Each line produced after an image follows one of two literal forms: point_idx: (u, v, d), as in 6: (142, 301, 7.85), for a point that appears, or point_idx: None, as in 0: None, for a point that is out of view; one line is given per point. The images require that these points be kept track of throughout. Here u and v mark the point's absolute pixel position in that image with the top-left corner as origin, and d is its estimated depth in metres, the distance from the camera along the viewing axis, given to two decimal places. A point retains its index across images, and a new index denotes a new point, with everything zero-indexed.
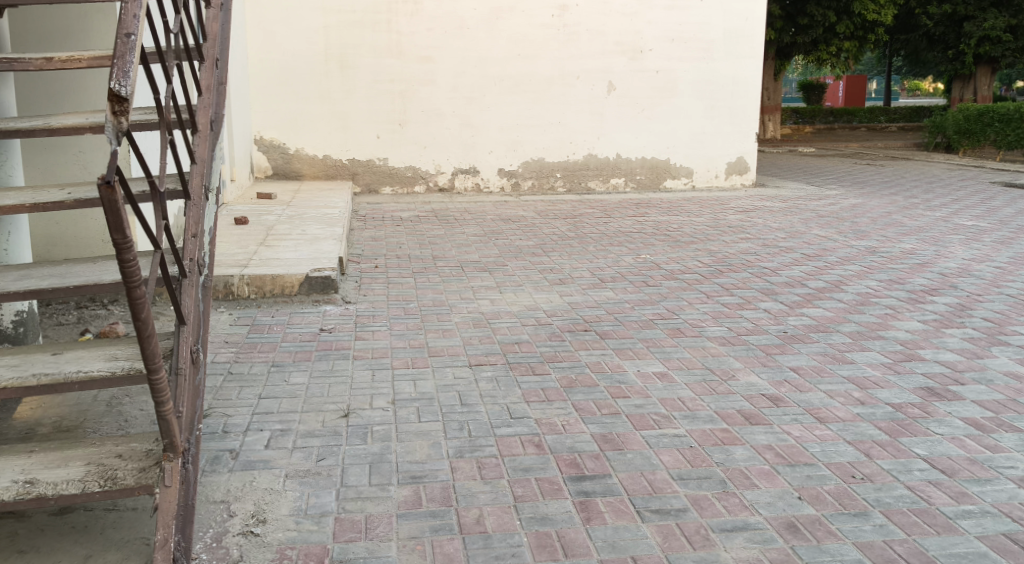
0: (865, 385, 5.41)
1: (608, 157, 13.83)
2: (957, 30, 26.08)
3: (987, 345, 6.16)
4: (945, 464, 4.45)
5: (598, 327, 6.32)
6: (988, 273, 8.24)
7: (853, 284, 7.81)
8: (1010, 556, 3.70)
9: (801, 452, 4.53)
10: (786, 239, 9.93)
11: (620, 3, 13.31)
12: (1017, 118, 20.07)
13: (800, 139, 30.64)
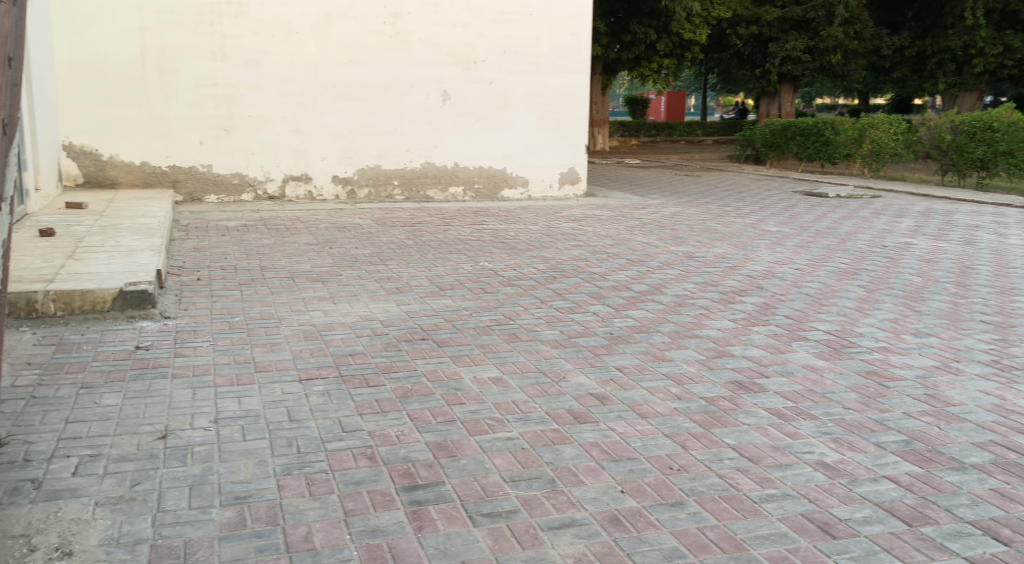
0: (682, 381, 5.69)
1: (445, 166, 13.88)
2: (763, 51, 27.97)
3: (789, 340, 6.60)
4: (752, 452, 4.74)
5: (434, 335, 6.33)
6: (792, 274, 8.84)
7: (673, 286, 8.19)
8: (807, 534, 3.98)
9: (624, 447, 4.70)
10: (614, 245, 10.27)
11: (452, 14, 13.46)
12: (814, 132, 21.47)
13: (628, 151, 31.94)
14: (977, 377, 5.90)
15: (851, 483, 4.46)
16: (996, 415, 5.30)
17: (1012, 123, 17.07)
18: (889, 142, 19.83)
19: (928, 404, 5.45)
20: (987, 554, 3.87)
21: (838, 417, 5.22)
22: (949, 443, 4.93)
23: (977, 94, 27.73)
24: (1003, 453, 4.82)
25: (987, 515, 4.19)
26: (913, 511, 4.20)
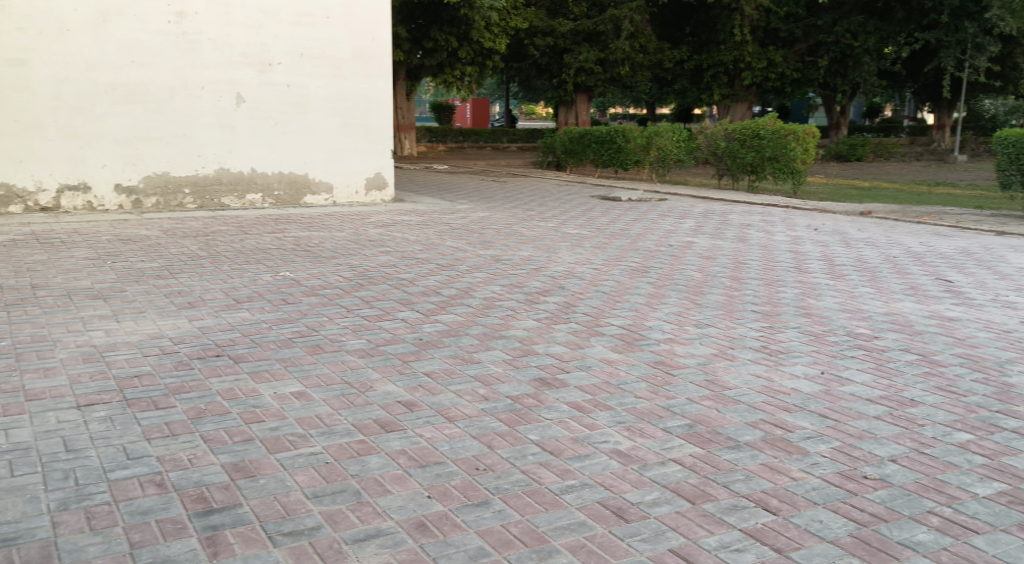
0: (488, 382, 5.76)
1: (241, 172, 13.37)
2: (559, 61, 28.90)
3: (587, 336, 6.84)
4: (554, 446, 4.87)
5: (232, 351, 6.08)
6: (591, 274, 9.17)
7: (480, 289, 8.29)
8: (604, 521, 4.14)
9: (431, 452, 4.70)
10: (422, 251, 10.26)
11: (244, 14, 13.03)
12: (608, 140, 22.54)
13: (435, 156, 32.16)
14: (750, 361, 6.36)
15: (643, 468, 4.69)
16: (767, 396, 5.74)
17: (775, 130, 18.29)
18: (672, 149, 20.87)
19: (709, 390, 5.81)
20: (760, 524, 4.20)
21: (632, 407, 5.46)
22: (727, 424, 5.29)
23: (747, 104, 29.98)
24: (772, 430, 5.24)
25: (758, 488, 4.55)
26: (697, 491, 4.48)
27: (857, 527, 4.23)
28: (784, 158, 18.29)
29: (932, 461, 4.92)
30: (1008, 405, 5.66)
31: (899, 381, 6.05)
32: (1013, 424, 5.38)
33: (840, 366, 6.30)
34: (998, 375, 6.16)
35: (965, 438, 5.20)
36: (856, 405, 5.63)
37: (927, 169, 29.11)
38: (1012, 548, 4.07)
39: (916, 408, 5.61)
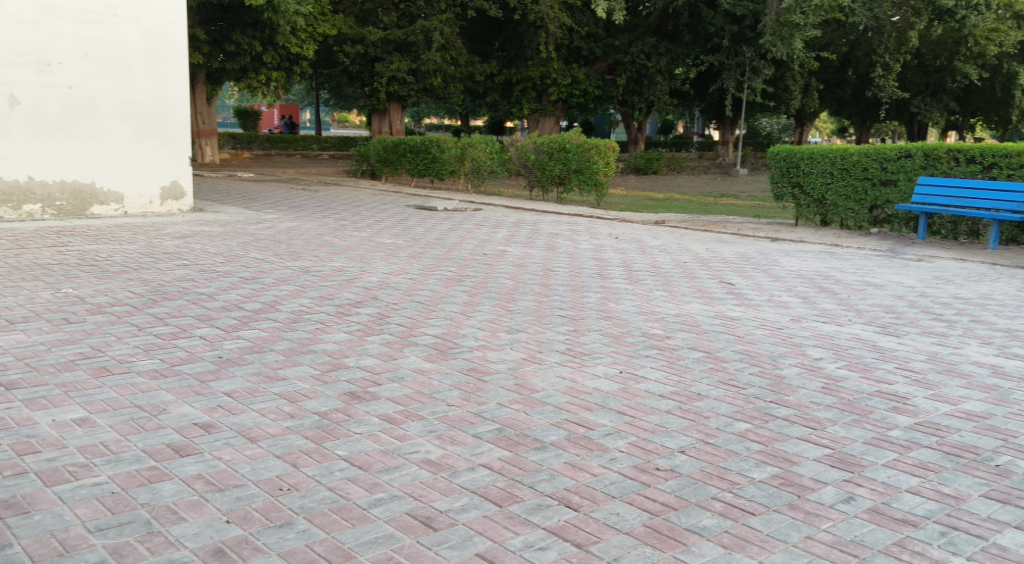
0: (294, 398, 5.61)
1: (17, 181, 12.33)
2: (370, 69, 28.46)
3: (399, 347, 6.80)
4: (362, 460, 4.80)
5: (5, 377, 5.60)
6: (404, 284, 9.13)
7: (287, 303, 8.06)
8: (412, 531, 4.13)
9: (230, 475, 4.52)
10: (224, 264, 9.87)
11: (18, 9, 12.05)
12: (422, 150, 22.63)
13: (240, 164, 31.02)
14: (556, 364, 6.54)
15: (452, 475, 4.71)
16: (571, 396, 5.92)
17: (580, 144, 19.00)
18: (486, 161, 21.07)
19: (517, 393, 5.92)
20: (563, 521, 4.33)
21: (441, 415, 5.48)
22: (533, 426, 5.41)
23: (554, 118, 30.61)
24: (576, 429, 5.41)
25: (562, 486, 4.69)
26: (503, 494, 4.55)
27: (650, 517, 4.46)
28: (588, 171, 18.94)
29: (716, 450, 5.26)
30: (781, 395, 6.14)
31: (688, 376, 6.41)
32: (786, 412, 5.85)
33: (637, 365, 6.60)
34: (773, 368, 6.67)
35: (745, 427, 5.59)
36: (651, 401, 5.91)
37: (713, 181, 31.04)
38: (783, 526, 4.43)
39: (703, 402, 5.97)
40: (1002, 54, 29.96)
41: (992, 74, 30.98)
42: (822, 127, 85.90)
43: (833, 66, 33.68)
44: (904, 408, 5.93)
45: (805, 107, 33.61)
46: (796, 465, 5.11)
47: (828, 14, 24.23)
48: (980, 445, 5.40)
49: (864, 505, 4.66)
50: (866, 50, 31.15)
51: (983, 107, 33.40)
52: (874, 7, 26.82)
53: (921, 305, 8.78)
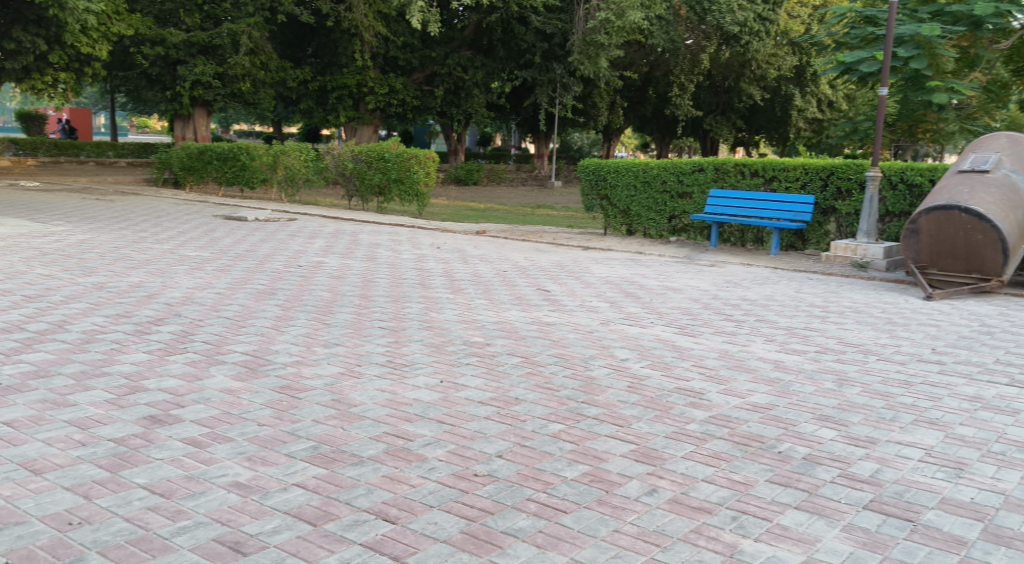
0: (86, 426, 5.25)
1: None
2: (171, 72, 27.14)
3: (206, 366, 6.52)
4: (163, 487, 4.57)
5: None
6: (211, 299, 8.76)
7: (78, 322, 7.55)
8: (219, 558, 3.98)
9: (12, 513, 4.20)
10: (4, 281, 9.11)
11: None
12: (230, 157, 21.83)
13: (25, 172, 28.75)
14: (374, 377, 6.47)
15: (263, 497, 4.57)
16: (390, 408, 5.87)
17: (398, 154, 18.91)
18: (300, 169, 20.77)
19: (333, 408, 5.82)
20: (379, 535, 4.29)
21: (252, 435, 5.29)
22: (350, 440, 5.33)
23: (373, 127, 30.53)
24: (393, 441, 5.37)
25: (378, 500, 4.65)
26: (318, 512, 4.46)
27: (467, 523, 4.50)
28: (408, 181, 18.89)
29: (530, 453, 5.38)
30: (591, 395, 6.36)
31: (506, 382, 6.52)
32: (596, 412, 6.06)
33: (456, 374, 6.64)
34: (585, 370, 6.90)
35: (558, 428, 5.75)
36: (469, 408, 5.97)
37: (529, 193, 31.74)
38: (592, 522, 4.60)
39: (519, 406, 6.08)
40: (781, 77, 32.30)
41: (773, 95, 32.99)
42: (626, 143, 89.53)
43: (636, 85, 35.16)
44: (700, 403, 6.30)
45: (611, 122, 35.03)
46: (604, 462, 5.31)
47: (629, 35, 25.25)
48: (766, 434, 5.82)
49: (666, 496, 4.92)
50: (664, 70, 32.42)
51: (766, 125, 35.93)
52: (670, 30, 28.69)
53: (715, 307, 9.36)
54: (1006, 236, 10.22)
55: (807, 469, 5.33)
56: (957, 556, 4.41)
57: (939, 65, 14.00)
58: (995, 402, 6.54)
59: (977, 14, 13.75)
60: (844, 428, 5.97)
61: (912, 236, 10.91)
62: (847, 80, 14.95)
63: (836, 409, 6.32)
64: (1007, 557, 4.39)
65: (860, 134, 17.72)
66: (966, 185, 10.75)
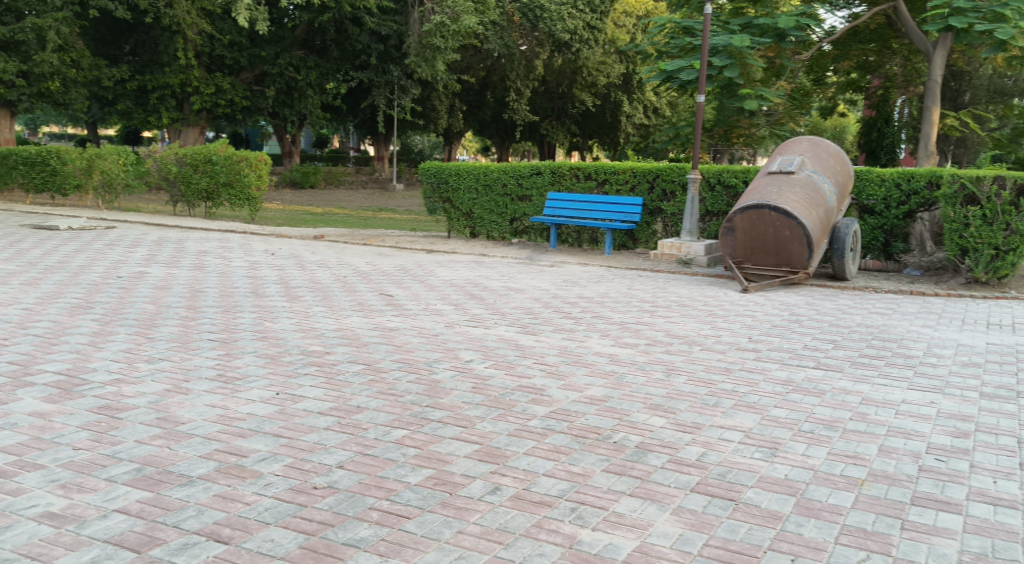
0: None
1: None
2: None
3: (11, 389, 6.00)
4: None
5: None
6: (18, 316, 8.11)
7: None
8: None
9: None
10: None
11: None
12: (39, 161, 20.42)
13: None
14: (204, 392, 6.15)
15: (79, 526, 4.26)
16: (221, 424, 5.60)
17: (228, 156, 18.18)
18: (119, 174, 19.47)
19: (158, 428, 5.48)
20: (211, 557, 4.09)
21: (67, 461, 4.92)
22: (178, 460, 5.03)
23: (199, 129, 29.29)
24: (226, 458, 5.12)
25: (211, 520, 4.41)
26: (142, 538, 4.20)
27: (306, 537, 4.34)
28: (239, 185, 18.26)
29: (372, 461, 5.25)
30: (434, 398, 6.29)
31: (346, 391, 6.34)
32: (439, 415, 5.99)
33: (293, 385, 6.40)
34: (428, 374, 6.81)
35: (401, 434, 5.64)
36: (307, 420, 5.77)
37: (370, 197, 31.37)
38: (436, 525, 4.56)
39: (360, 414, 5.93)
40: (610, 84, 33.21)
41: (604, 101, 33.92)
42: (466, 146, 89.71)
43: (474, 89, 35.25)
44: (541, 399, 6.35)
45: (451, 125, 35.03)
46: (448, 464, 5.26)
47: (465, 39, 25.08)
48: (602, 425, 5.93)
49: (508, 493, 4.94)
50: (500, 75, 32.62)
51: (598, 130, 36.93)
52: (505, 36, 28.61)
53: (555, 305, 9.49)
54: (811, 232, 10.86)
55: (640, 457, 5.47)
56: (774, 530, 4.67)
57: (749, 74, 14.69)
58: (805, 384, 6.94)
59: (781, 27, 14.50)
60: (673, 415, 6.16)
61: (729, 233, 11.37)
62: (668, 87, 15.46)
63: (665, 397, 6.52)
64: (818, 528, 4.70)
65: (681, 138, 18.43)
66: (775, 185, 11.35)
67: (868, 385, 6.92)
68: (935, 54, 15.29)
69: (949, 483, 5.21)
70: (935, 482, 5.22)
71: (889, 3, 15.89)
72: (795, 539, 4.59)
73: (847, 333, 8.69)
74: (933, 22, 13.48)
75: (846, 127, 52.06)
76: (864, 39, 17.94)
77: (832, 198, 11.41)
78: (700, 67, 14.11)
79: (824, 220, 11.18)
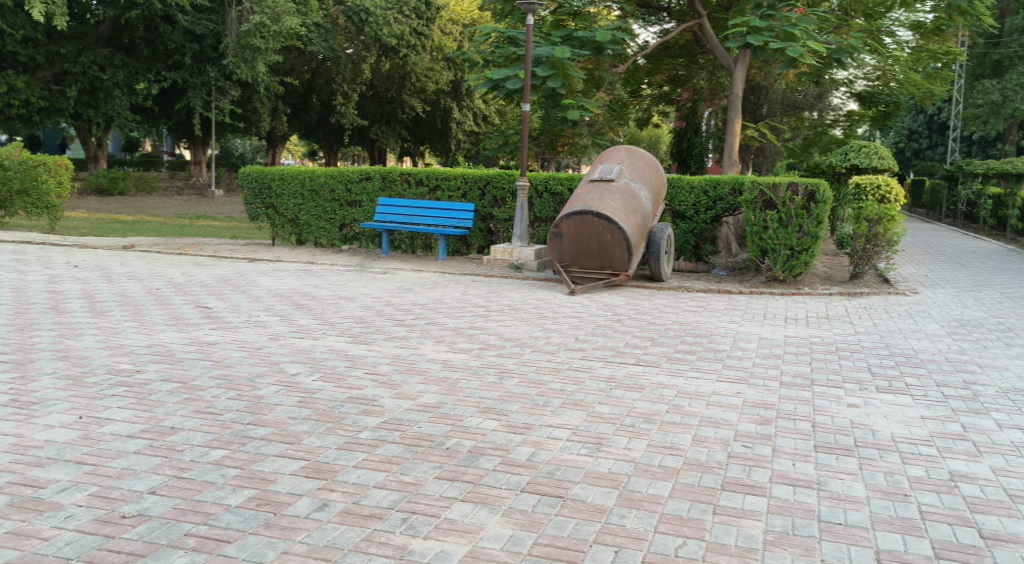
0: None
1: None
2: None
3: None
4: None
5: None
6: None
7: None
8: None
9: None
10: None
11: None
12: None
13: None
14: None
15: None
16: (15, 454, 5.15)
17: (22, 161, 16.83)
18: None
19: None
20: None
21: None
22: None
23: None
24: (20, 491, 4.71)
25: None
26: None
27: None
28: (35, 192, 16.99)
29: (189, 484, 4.95)
30: (258, 415, 6.01)
31: (159, 411, 5.97)
32: (262, 432, 5.74)
33: (99, 408, 5.96)
34: (251, 390, 6.51)
35: (221, 454, 5.36)
36: (115, 444, 5.37)
37: (187, 203, 29.97)
38: (258, 547, 4.37)
39: (175, 435, 5.60)
40: (439, 91, 33.23)
41: (432, 107, 33.93)
42: (292, 150, 87.07)
43: (297, 92, 34.20)
44: (372, 410, 6.20)
45: (274, 129, 34.01)
46: (272, 483, 5.04)
47: (287, 39, 24.26)
48: (435, 432, 5.85)
49: (336, 509, 4.79)
50: (326, 78, 31.90)
51: (429, 136, 36.88)
52: (329, 38, 28.23)
53: (387, 313, 9.34)
54: (631, 236, 11.24)
55: (471, 461, 5.43)
56: (599, 524, 4.75)
57: (570, 84, 15.15)
58: (627, 380, 7.13)
59: (598, 40, 14.95)
60: (504, 417, 6.17)
61: (556, 239, 11.57)
62: (495, 95, 15.59)
63: (498, 400, 6.52)
64: (639, 519, 4.82)
65: (509, 147, 18.30)
66: (596, 192, 11.66)
67: (683, 379, 7.19)
68: (736, 70, 16.11)
69: (755, 467, 5.47)
70: (742, 467, 5.47)
71: (695, 21, 16.68)
72: (618, 531, 4.69)
73: (664, 330, 9.03)
74: (733, 40, 14.23)
75: (661, 138, 54.61)
76: (674, 55, 18.86)
77: (648, 204, 11.86)
78: (523, 76, 14.34)
79: (642, 225, 11.60)
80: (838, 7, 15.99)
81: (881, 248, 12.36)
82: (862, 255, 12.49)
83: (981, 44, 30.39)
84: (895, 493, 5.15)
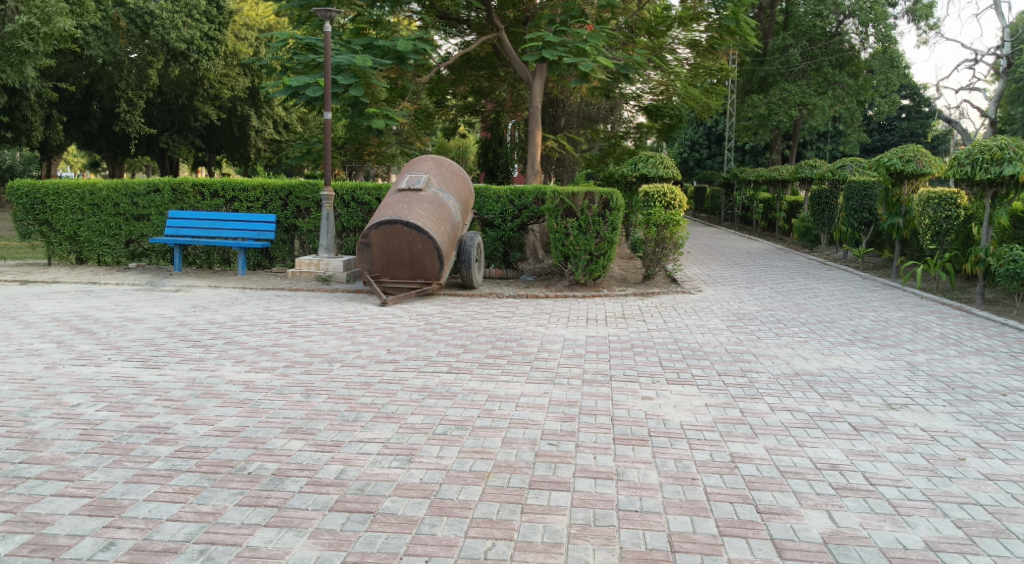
0: None
1: None
2: None
3: None
4: None
5: None
6: None
7: None
8: None
9: None
10: None
11: None
12: None
13: None
14: None
15: None
16: None
17: None
18: None
19: None
20: None
21: None
22: None
23: None
24: None
25: None
26: None
27: None
28: None
29: None
30: (32, 452, 5.55)
31: None
32: (37, 470, 5.31)
33: None
34: (23, 425, 6.01)
35: None
36: None
37: None
38: None
39: None
40: (236, 97, 32.04)
41: (228, 115, 32.68)
42: (68, 160, 80.93)
43: (75, 98, 31.77)
44: (164, 438, 5.86)
45: (49, 139, 31.35)
46: (49, 526, 4.68)
47: (59, 42, 22.56)
48: (235, 457, 5.61)
49: (124, 547, 4.52)
50: (107, 83, 29.77)
51: (226, 145, 35.43)
52: (109, 42, 26.28)
53: (181, 334, 8.88)
54: (441, 246, 11.29)
55: (276, 484, 5.24)
56: (409, 535, 4.72)
57: (373, 93, 15.00)
58: (438, 389, 7.13)
59: (399, 50, 14.85)
60: (311, 437, 6.00)
61: (365, 249, 11.39)
62: (294, 103, 15.21)
63: (303, 419, 6.34)
64: (450, 526, 4.82)
65: (312, 155, 17.90)
66: (405, 202, 11.58)
67: (493, 383, 7.29)
68: (534, 83, 16.51)
69: (560, 463, 5.62)
70: (548, 465, 5.60)
71: (494, 34, 16.81)
72: (428, 540, 4.68)
73: (474, 337, 9.11)
74: (529, 53, 14.50)
75: (467, 147, 55.22)
76: (475, 67, 19.12)
77: (456, 213, 11.95)
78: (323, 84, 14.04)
79: (450, 234, 11.67)
80: (624, 25, 16.75)
81: (669, 251, 13.10)
82: (652, 258, 13.16)
83: (751, 62, 32.85)
84: (685, 478, 5.43)
